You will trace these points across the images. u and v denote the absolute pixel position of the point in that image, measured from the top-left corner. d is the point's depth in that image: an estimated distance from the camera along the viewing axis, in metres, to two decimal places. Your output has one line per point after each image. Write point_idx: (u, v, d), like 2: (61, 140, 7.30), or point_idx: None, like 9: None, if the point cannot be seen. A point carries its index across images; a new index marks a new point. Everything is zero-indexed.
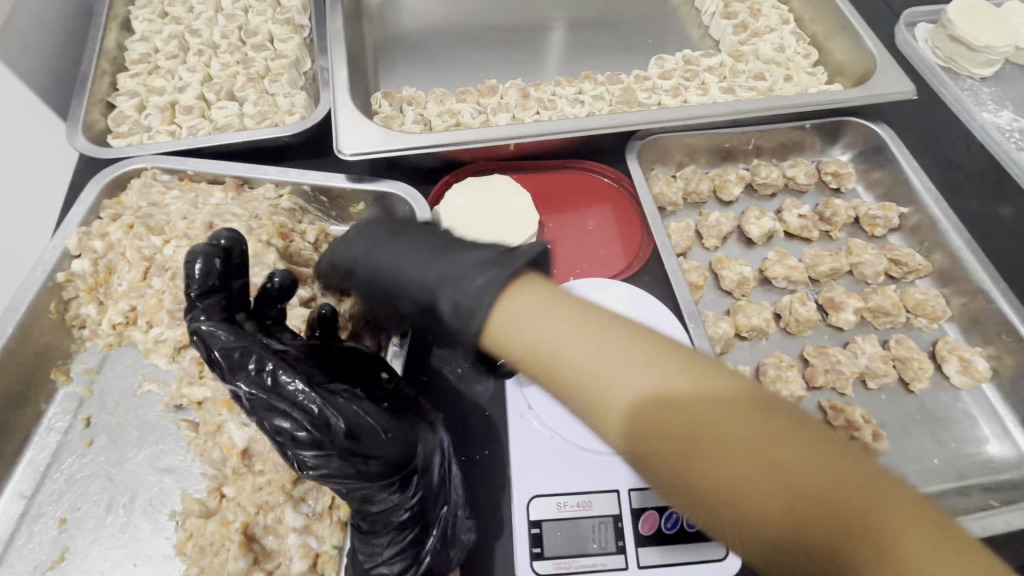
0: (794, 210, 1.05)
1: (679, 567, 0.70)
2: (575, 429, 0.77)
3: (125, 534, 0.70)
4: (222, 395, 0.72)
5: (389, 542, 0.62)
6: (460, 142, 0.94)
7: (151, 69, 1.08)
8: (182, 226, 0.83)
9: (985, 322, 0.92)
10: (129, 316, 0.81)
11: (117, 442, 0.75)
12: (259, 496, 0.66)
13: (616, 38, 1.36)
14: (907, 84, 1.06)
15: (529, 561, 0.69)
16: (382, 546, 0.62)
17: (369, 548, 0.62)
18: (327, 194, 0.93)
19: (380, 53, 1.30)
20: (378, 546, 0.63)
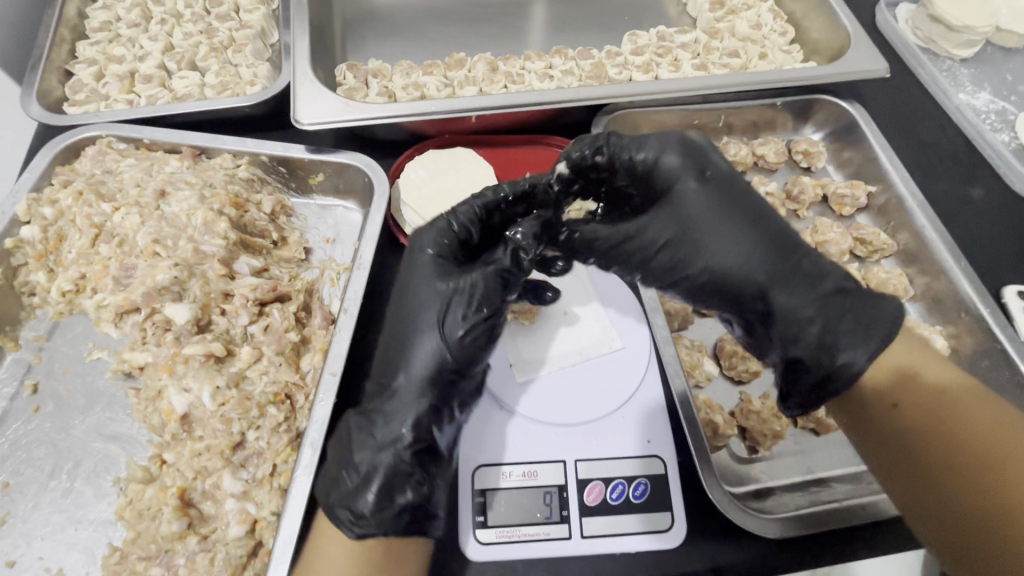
0: (761, 188, 1.04)
1: (622, 538, 0.70)
2: (527, 399, 0.77)
3: (67, 499, 0.70)
4: (163, 360, 0.71)
5: (394, 450, 0.61)
6: (422, 112, 0.92)
7: (111, 38, 1.06)
8: (133, 194, 0.82)
9: (946, 302, 0.91)
10: (79, 284, 0.81)
11: (65, 409, 0.75)
12: (198, 462, 0.66)
13: (593, 14, 1.34)
14: (879, 62, 1.04)
15: (473, 529, 0.69)
16: (374, 453, 0.61)
17: (365, 457, 0.61)
18: (286, 164, 0.91)
19: (351, 27, 1.28)
20: (371, 441, 0.62)
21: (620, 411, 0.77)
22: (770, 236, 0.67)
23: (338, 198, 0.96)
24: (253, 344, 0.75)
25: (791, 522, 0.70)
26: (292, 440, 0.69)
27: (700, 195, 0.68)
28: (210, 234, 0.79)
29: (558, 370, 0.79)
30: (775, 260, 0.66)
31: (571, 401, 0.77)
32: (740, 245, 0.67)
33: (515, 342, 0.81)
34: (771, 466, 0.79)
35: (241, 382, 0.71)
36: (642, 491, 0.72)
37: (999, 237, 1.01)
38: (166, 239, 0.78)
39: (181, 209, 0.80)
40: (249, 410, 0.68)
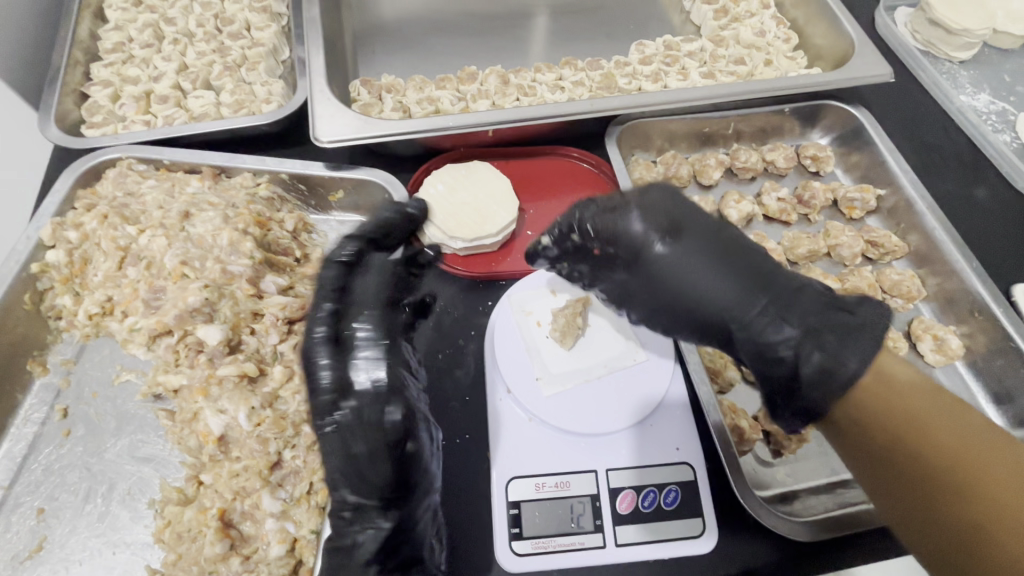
0: (773, 193, 1.05)
1: (655, 545, 0.71)
2: (555, 410, 0.77)
3: (103, 523, 0.70)
4: (197, 382, 0.71)
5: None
6: (439, 128, 0.93)
7: (125, 58, 1.06)
8: (158, 216, 0.83)
9: (958, 300, 0.93)
10: (106, 306, 0.80)
11: (96, 432, 0.75)
12: (236, 483, 0.67)
13: (598, 24, 1.36)
14: (884, 67, 1.06)
15: (509, 541, 0.70)
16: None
17: None
18: (306, 182, 0.92)
19: (359, 41, 1.28)
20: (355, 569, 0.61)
21: (647, 420, 0.78)
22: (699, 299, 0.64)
23: (358, 214, 0.97)
24: (283, 363, 0.75)
25: (818, 525, 0.72)
26: None
27: (676, 243, 0.65)
28: (236, 253, 0.79)
29: (586, 382, 0.80)
30: (749, 293, 0.63)
31: (596, 411, 0.78)
32: (714, 280, 0.63)
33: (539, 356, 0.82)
34: (794, 468, 0.81)
35: (275, 402, 0.71)
36: (673, 498, 0.73)
37: (1005, 235, 1.04)
38: (193, 260, 0.78)
39: (207, 229, 0.81)
40: (285, 429, 0.69)
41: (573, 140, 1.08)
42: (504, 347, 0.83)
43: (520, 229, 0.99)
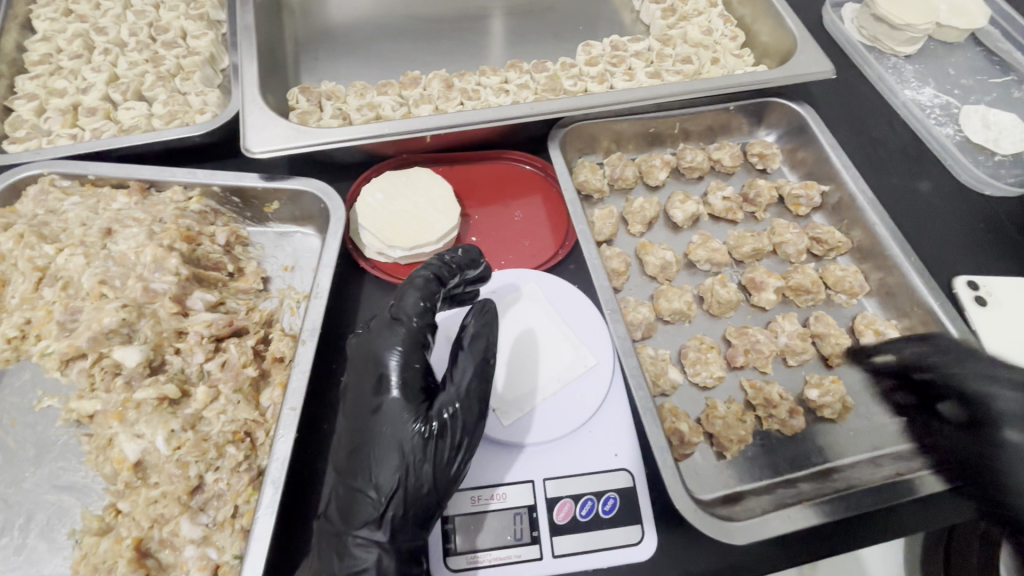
0: (718, 193, 1.05)
1: (594, 554, 0.70)
2: (491, 421, 0.76)
3: (18, 556, 0.67)
4: (113, 407, 0.69)
5: None
6: (375, 135, 0.91)
7: (52, 70, 1.03)
8: (78, 233, 0.80)
9: (899, 295, 0.94)
10: (24, 329, 0.77)
11: (15, 461, 0.73)
12: (155, 509, 0.64)
13: (547, 26, 1.35)
14: (825, 64, 1.06)
15: (443, 557, 0.69)
16: None
17: None
18: (239, 194, 0.90)
19: (304, 47, 1.26)
20: None
21: (586, 427, 0.77)
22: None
23: (296, 225, 0.94)
24: (209, 382, 0.73)
25: (756, 527, 0.71)
26: (253, 479, 0.67)
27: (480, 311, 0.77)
28: (160, 270, 0.77)
29: (541, 402, 0.78)
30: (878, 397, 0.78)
31: (535, 420, 0.77)
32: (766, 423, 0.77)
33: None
34: (738, 470, 0.81)
35: (197, 423, 0.69)
36: (611, 505, 0.72)
37: (946, 228, 1.05)
38: (113, 279, 0.76)
39: (129, 246, 0.78)
40: (207, 452, 0.67)
41: (518, 144, 1.07)
42: None
43: (464, 235, 0.98)
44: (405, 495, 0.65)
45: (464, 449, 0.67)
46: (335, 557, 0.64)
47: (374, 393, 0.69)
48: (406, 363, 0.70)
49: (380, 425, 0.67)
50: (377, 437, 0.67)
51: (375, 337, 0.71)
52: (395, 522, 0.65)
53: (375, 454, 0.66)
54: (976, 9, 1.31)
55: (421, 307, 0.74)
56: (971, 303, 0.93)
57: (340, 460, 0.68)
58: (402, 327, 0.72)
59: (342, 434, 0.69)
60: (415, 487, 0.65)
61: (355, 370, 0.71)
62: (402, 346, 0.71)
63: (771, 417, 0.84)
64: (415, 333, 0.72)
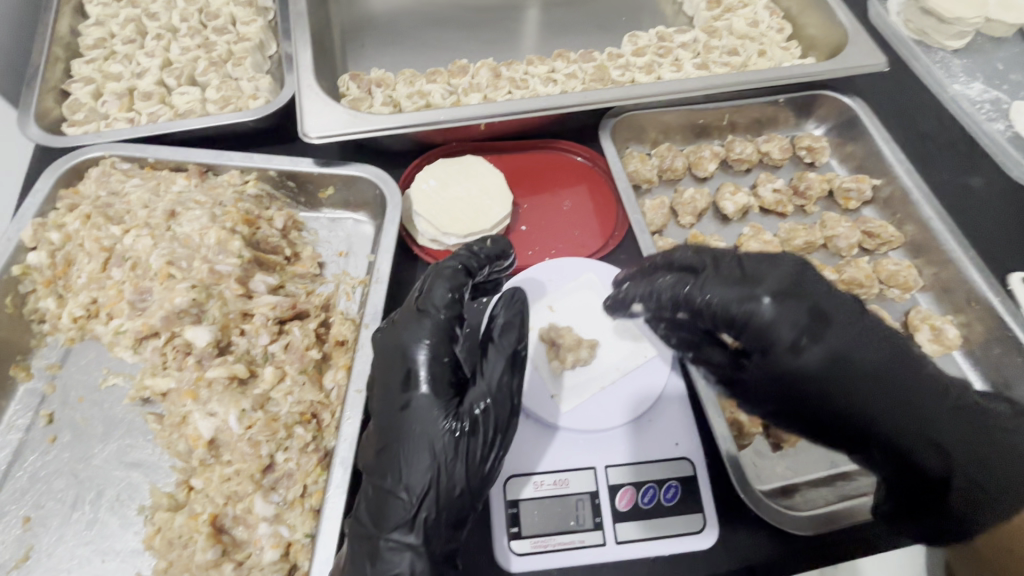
0: (768, 185, 1.05)
1: (657, 541, 0.70)
2: (551, 408, 0.76)
3: (91, 530, 0.68)
4: (185, 385, 0.70)
5: None
6: (430, 122, 0.91)
7: (107, 55, 1.04)
8: (143, 215, 0.81)
9: (955, 289, 0.93)
10: (91, 309, 0.79)
11: (84, 437, 0.74)
12: (228, 486, 0.65)
13: (589, 16, 1.34)
14: (878, 56, 1.05)
15: (507, 541, 0.69)
16: None
17: None
18: (295, 178, 0.90)
19: (348, 35, 1.26)
20: None
21: (645, 416, 0.77)
22: (831, 319, 0.66)
23: (348, 211, 0.95)
24: (274, 364, 0.74)
25: (818, 519, 0.71)
26: (321, 459, 0.68)
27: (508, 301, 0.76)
28: (224, 253, 0.77)
29: (600, 390, 0.78)
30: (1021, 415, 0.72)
31: (595, 407, 0.77)
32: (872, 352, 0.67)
33: (545, 363, 0.80)
34: (794, 462, 0.80)
35: (266, 404, 0.70)
36: (673, 493, 0.72)
37: (1000, 225, 1.04)
38: (180, 260, 0.76)
39: (193, 228, 0.79)
40: (277, 432, 0.67)
41: (566, 134, 1.07)
42: None
43: (514, 224, 0.98)
44: (438, 496, 0.62)
45: (497, 446, 0.66)
46: (366, 565, 0.60)
47: (402, 388, 0.66)
48: (436, 357, 0.67)
49: (410, 422, 0.64)
50: (407, 435, 0.64)
51: (403, 328, 0.68)
52: (427, 525, 0.62)
53: (406, 452, 0.63)
54: None
55: (447, 297, 0.71)
56: None
57: (367, 459, 0.65)
58: (430, 319, 0.69)
59: (369, 431, 0.66)
60: (449, 486, 0.63)
61: (381, 365, 0.68)
62: (431, 339, 0.67)
63: None
64: (443, 326, 0.69)
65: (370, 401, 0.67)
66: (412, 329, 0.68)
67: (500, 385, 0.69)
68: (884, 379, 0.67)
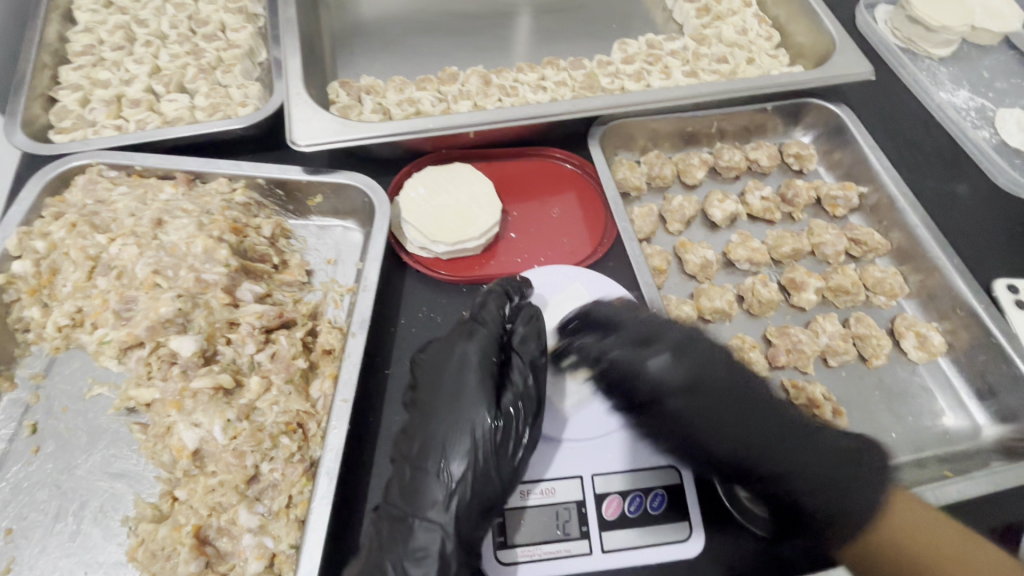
0: (756, 192, 1.05)
1: (643, 549, 0.70)
2: (540, 419, 0.76)
3: (74, 542, 0.68)
4: (169, 395, 0.69)
5: None
6: (419, 130, 0.92)
7: (95, 61, 1.04)
8: (129, 224, 0.80)
9: (940, 296, 0.94)
10: (76, 318, 0.78)
11: (68, 448, 0.73)
12: (212, 498, 0.65)
13: (580, 24, 1.35)
14: (865, 65, 1.06)
15: (494, 550, 0.69)
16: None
17: None
18: (283, 186, 0.90)
19: (339, 42, 1.26)
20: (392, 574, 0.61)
21: (633, 424, 0.77)
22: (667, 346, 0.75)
23: (337, 219, 0.95)
24: (261, 373, 0.73)
25: (804, 527, 0.71)
26: (307, 469, 0.67)
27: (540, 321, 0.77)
28: (211, 262, 0.77)
29: (590, 402, 0.78)
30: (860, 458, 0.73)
31: (584, 418, 0.77)
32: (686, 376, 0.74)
33: None
34: None
35: (251, 414, 0.69)
36: (659, 502, 0.72)
37: (985, 232, 1.05)
38: (166, 269, 0.76)
39: (180, 237, 0.78)
40: (262, 442, 0.67)
41: (555, 142, 1.07)
42: None
43: (504, 231, 0.98)
44: (472, 481, 0.64)
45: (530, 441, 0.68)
46: (400, 541, 0.63)
47: (450, 381, 0.70)
48: (483, 357, 0.72)
49: (452, 410, 0.68)
50: (449, 422, 0.67)
51: (455, 331, 0.74)
52: (459, 508, 0.64)
53: (446, 438, 0.66)
54: (1012, 13, 1.31)
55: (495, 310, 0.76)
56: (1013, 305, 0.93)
57: (408, 446, 0.68)
58: (479, 325, 0.75)
59: (411, 423, 0.70)
60: (481, 473, 0.65)
61: (435, 362, 0.72)
62: (475, 343, 0.73)
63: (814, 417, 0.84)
64: (492, 333, 0.75)
65: (418, 395, 0.71)
66: (461, 334, 0.74)
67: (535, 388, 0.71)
68: (734, 405, 0.74)
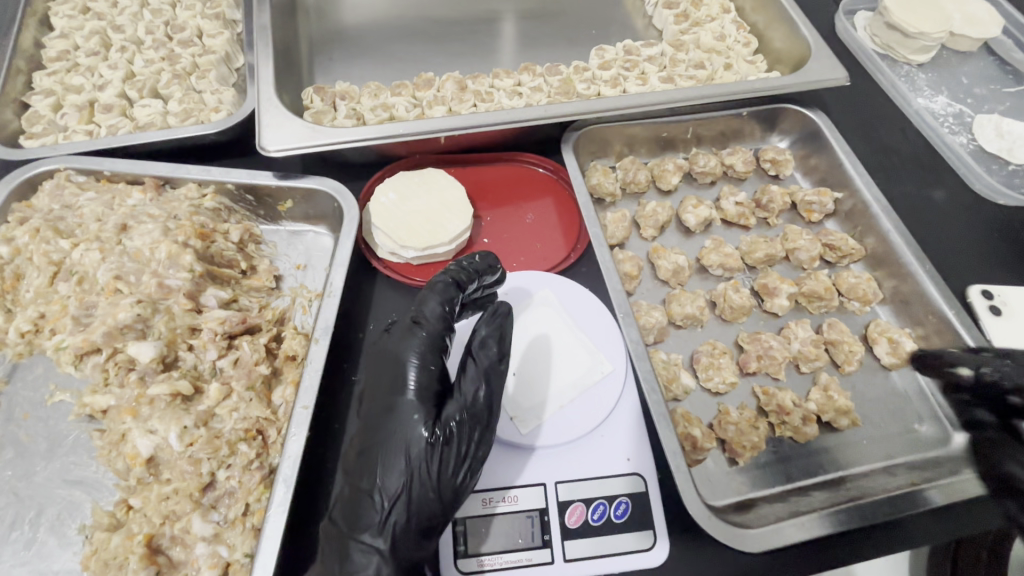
0: (731, 198, 1.05)
1: (606, 558, 0.69)
2: (507, 427, 0.75)
3: (29, 551, 0.67)
4: (127, 402, 0.69)
5: None
6: (390, 135, 0.91)
7: (70, 66, 1.04)
8: (94, 229, 0.80)
9: (913, 302, 0.94)
10: (38, 323, 0.77)
11: (26, 455, 0.73)
12: (166, 506, 0.64)
13: (560, 30, 1.35)
14: (839, 71, 1.06)
15: (454, 559, 0.68)
16: None
17: None
18: (253, 192, 0.90)
19: (318, 48, 1.27)
20: None
21: (598, 431, 0.77)
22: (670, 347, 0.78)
23: (308, 224, 0.94)
24: (222, 379, 0.73)
25: (769, 535, 0.70)
26: (264, 477, 0.67)
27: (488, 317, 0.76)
28: (175, 267, 0.77)
29: (558, 410, 0.77)
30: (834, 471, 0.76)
31: (551, 425, 0.76)
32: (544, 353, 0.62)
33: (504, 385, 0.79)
34: (751, 477, 0.80)
35: (210, 420, 0.69)
36: (623, 510, 0.72)
37: (960, 238, 1.04)
38: (128, 275, 0.76)
39: (144, 242, 0.78)
40: (219, 449, 0.67)
41: (530, 148, 1.07)
42: None
43: (476, 237, 0.98)
44: (409, 501, 0.64)
45: (471, 458, 0.67)
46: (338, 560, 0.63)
47: (389, 394, 0.69)
48: (422, 366, 0.70)
49: (390, 428, 0.67)
50: (386, 438, 0.66)
51: (395, 339, 0.72)
52: (397, 528, 0.63)
53: (384, 457, 0.65)
54: (990, 19, 1.31)
55: (437, 310, 0.74)
56: (986, 312, 0.92)
57: (350, 462, 0.68)
58: (421, 331, 0.72)
59: (353, 439, 0.69)
60: (418, 493, 0.64)
61: (375, 372, 0.71)
62: (416, 351, 0.70)
63: (784, 424, 0.83)
64: (434, 338, 0.72)
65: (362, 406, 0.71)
66: (400, 339, 0.71)
67: (477, 400, 0.69)
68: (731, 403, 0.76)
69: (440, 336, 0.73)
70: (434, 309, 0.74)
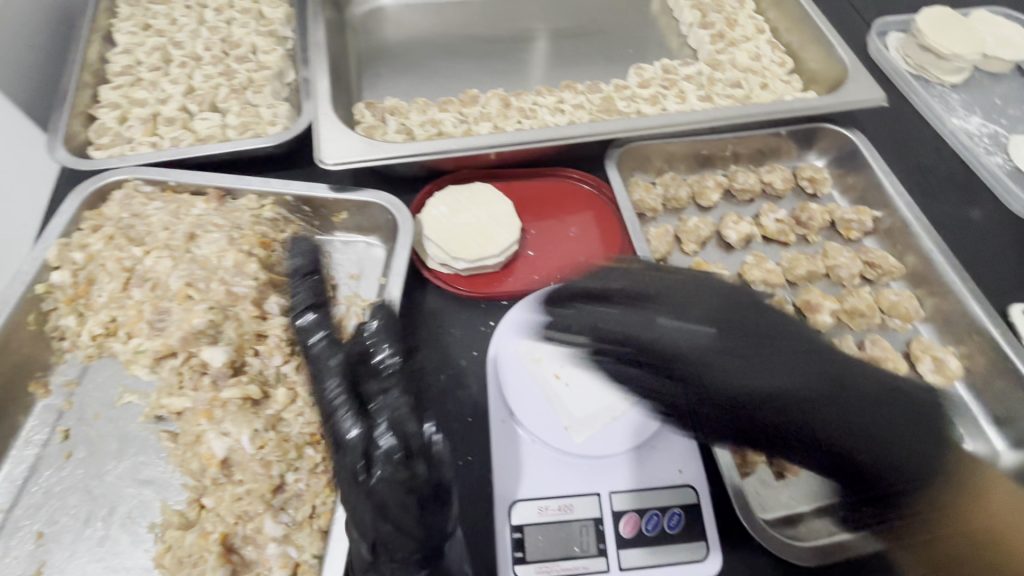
0: (771, 215, 1.07)
1: (660, 568, 0.70)
2: (560, 436, 0.77)
3: (102, 547, 0.69)
4: (202, 405, 0.72)
5: None
6: (442, 152, 0.95)
7: (133, 81, 1.08)
8: (163, 237, 0.83)
9: (955, 319, 0.95)
10: (109, 327, 0.81)
11: (98, 454, 0.75)
12: (238, 506, 0.66)
13: (597, 48, 1.39)
14: (876, 91, 1.08)
15: (512, 565, 0.70)
16: None
17: None
18: (311, 203, 0.93)
19: (364, 64, 1.31)
20: None
21: (650, 442, 0.77)
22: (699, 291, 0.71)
23: (361, 235, 0.97)
24: (287, 384, 0.75)
25: (817, 550, 0.73)
26: (331, 480, 0.69)
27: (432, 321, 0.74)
28: (240, 275, 0.80)
29: (610, 420, 0.78)
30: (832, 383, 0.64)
31: (604, 435, 0.77)
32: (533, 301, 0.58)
33: (556, 394, 0.79)
34: (799, 490, 0.79)
35: (278, 424, 0.71)
36: (677, 521, 0.73)
37: (1000, 257, 1.05)
38: (198, 281, 0.79)
39: (212, 251, 0.81)
40: (288, 452, 0.69)
41: (573, 163, 1.10)
42: (522, 390, 0.80)
43: (522, 249, 1.00)
44: (378, 548, 0.60)
45: (412, 489, 0.58)
46: None
47: (330, 441, 0.66)
48: (336, 404, 0.66)
49: (337, 473, 0.63)
50: (340, 485, 0.63)
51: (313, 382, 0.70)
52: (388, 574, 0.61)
53: (346, 505, 0.62)
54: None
55: (317, 344, 0.73)
56: None
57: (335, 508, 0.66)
58: (326, 369, 0.69)
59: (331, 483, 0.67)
60: (381, 537, 0.59)
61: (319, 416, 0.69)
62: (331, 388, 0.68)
63: None
64: (341, 374, 0.69)
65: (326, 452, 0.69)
66: (320, 380, 0.69)
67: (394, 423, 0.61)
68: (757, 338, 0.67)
69: (340, 368, 0.69)
70: (320, 344, 0.72)
